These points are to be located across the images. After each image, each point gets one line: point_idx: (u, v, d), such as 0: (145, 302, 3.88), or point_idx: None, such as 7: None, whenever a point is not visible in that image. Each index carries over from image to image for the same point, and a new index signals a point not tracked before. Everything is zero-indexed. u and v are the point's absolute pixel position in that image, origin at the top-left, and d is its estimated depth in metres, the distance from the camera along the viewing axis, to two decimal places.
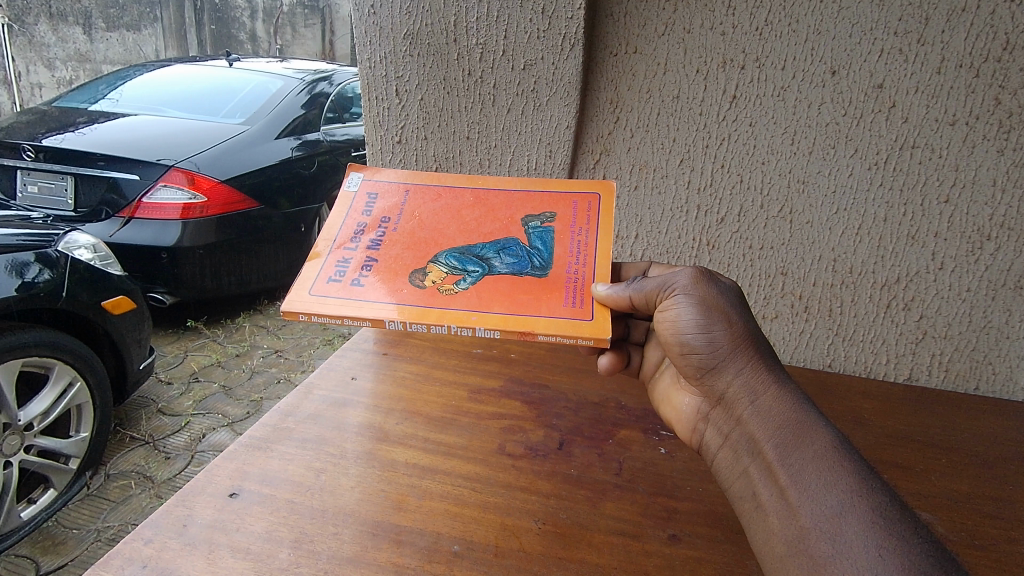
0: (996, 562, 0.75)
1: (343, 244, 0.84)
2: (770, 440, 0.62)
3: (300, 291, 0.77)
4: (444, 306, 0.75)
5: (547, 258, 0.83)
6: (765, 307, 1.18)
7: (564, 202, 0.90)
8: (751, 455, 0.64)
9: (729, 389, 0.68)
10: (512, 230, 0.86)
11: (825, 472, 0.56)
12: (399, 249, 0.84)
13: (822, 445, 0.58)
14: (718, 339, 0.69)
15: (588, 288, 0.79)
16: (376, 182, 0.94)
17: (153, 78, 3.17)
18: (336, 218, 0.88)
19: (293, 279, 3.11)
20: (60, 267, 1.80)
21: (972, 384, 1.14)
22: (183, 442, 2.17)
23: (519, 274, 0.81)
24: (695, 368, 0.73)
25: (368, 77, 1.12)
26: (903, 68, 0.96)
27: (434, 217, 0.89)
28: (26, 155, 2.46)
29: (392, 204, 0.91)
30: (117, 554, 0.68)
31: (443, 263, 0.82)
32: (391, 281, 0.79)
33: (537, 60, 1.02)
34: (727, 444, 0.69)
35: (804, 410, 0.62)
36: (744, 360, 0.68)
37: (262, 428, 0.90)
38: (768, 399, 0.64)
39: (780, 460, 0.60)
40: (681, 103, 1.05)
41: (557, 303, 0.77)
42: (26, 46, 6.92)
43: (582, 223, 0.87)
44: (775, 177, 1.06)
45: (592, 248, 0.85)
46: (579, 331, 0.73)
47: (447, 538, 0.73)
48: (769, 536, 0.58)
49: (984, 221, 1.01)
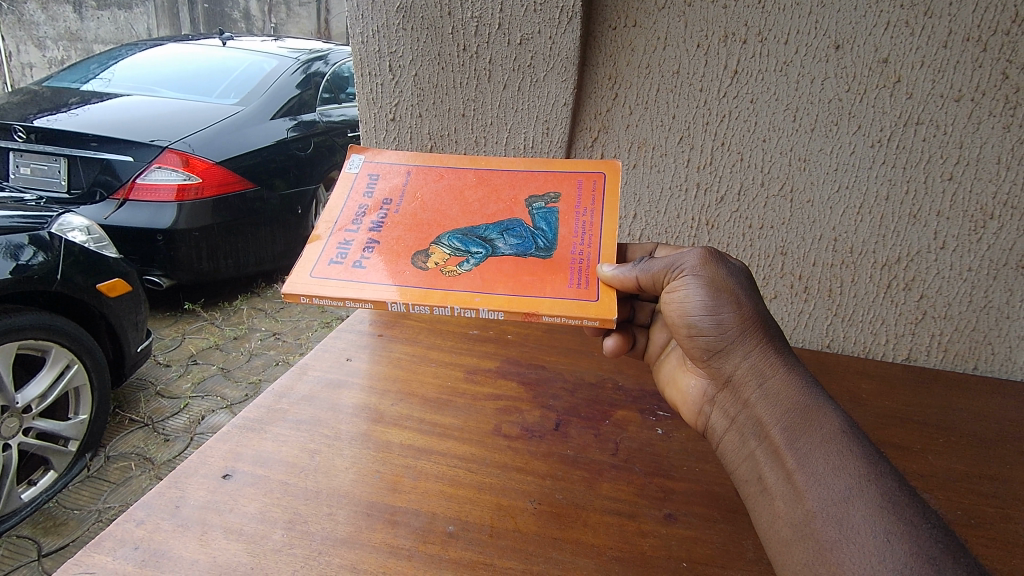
0: (994, 542, 0.75)
1: (344, 225, 0.83)
2: (779, 423, 0.61)
3: (301, 273, 0.75)
4: (446, 288, 0.74)
5: (552, 239, 0.82)
6: (764, 287, 1.17)
7: (569, 181, 0.88)
8: (758, 438, 0.64)
9: (736, 372, 0.68)
10: (515, 211, 0.85)
11: (833, 456, 0.55)
12: (401, 231, 0.82)
13: (831, 429, 0.57)
14: (726, 321, 0.69)
15: (593, 269, 0.78)
16: (377, 163, 0.92)
17: (144, 57, 3.12)
18: (336, 200, 0.87)
19: (291, 261, 3.10)
20: (55, 249, 1.78)
21: (971, 363, 1.13)
22: (182, 424, 2.17)
23: (523, 255, 0.79)
24: (702, 351, 0.72)
25: (360, 53, 1.09)
26: (909, 41, 0.93)
27: (436, 198, 0.87)
28: (18, 136, 2.44)
29: (393, 184, 0.89)
30: (109, 535, 0.68)
31: (445, 245, 0.80)
32: (393, 262, 0.78)
33: (533, 34, 0.99)
34: (734, 428, 0.68)
35: (813, 393, 0.62)
36: (752, 342, 0.67)
37: (256, 409, 0.89)
38: (777, 382, 0.64)
39: (787, 444, 0.59)
40: (681, 79, 1.02)
41: (562, 284, 0.75)
42: (15, 25, 7.12)
43: (587, 203, 0.86)
44: (776, 154, 1.04)
45: (598, 228, 0.83)
46: (583, 311, 0.72)
47: (442, 519, 0.73)
48: (775, 521, 0.58)
49: (988, 199, 1.00)
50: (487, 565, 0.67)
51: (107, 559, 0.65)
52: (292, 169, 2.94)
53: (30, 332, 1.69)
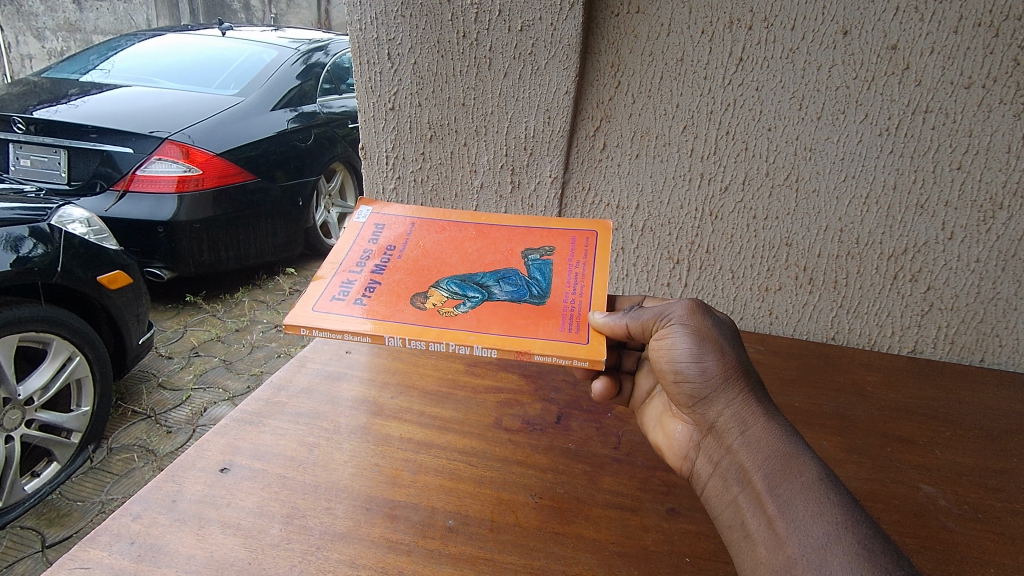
0: (1000, 536, 0.74)
1: (349, 267, 0.82)
2: (760, 469, 0.59)
3: (304, 306, 0.74)
4: (443, 326, 0.72)
5: (546, 287, 0.81)
6: (768, 279, 1.15)
7: (562, 236, 0.89)
8: (740, 485, 0.61)
9: (719, 419, 0.66)
10: (512, 262, 0.84)
11: (812, 504, 0.54)
12: (401, 275, 0.81)
13: (809, 477, 0.56)
14: (710, 369, 0.67)
15: (585, 316, 0.76)
16: (384, 214, 0.92)
17: (144, 48, 3.10)
18: (342, 245, 0.86)
19: (291, 252, 3.10)
20: (55, 242, 1.77)
21: (978, 356, 1.13)
22: (184, 416, 2.17)
23: (518, 301, 0.78)
24: (687, 398, 0.71)
25: (358, 40, 1.05)
26: (919, 27, 0.92)
27: (437, 246, 0.86)
28: (17, 127, 2.43)
29: (398, 233, 0.89)
30: (104, 530, 0.67)
31: (444, 288, 0.79)
32: (393, 303, 0.75)
33: (534, 21, 0.97)
34: (717, 473, 0.65)
35: (793, 441, 0.61)
36: (735, 391, 0.66)
37: (255, 402, 0.88)
38: (758, 430, 0.62)
39: (768, 491, 0.57)
40: (685, 67, 1.00)
41: (554, 328, 0.74)
42: (14, 16, 7.13)
43: (580, 256, 0.86)
44: (782, 143, 1.02)
45: (590, 279, 0.83)
46: (574, 352, 0.70)
47: (441, 513, 0.72)
48: (756, 567, 0.55)
49: (998, 189, 0.99)
50: (487, 560, 0.66)
51: (103, 554, 0.64)
52: (292, 160, 2.93)
53: (31, 324, 1.68)
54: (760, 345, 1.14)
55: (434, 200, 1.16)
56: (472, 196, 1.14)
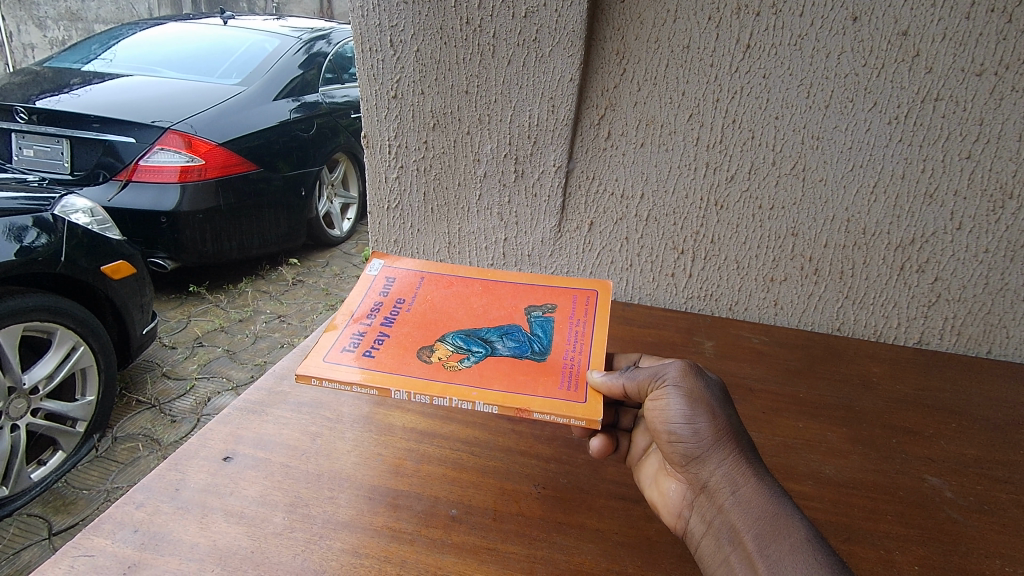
0: (1008, 527, 0.74)
1: (360, 319, 0.82)
2: (750, 530, 0.58)
3: (316, 356, 0.73)
4: (447, 380, 0.71)
5: (547, 344, 0.80)
6: (773, 269, 1.13)
7: (564, 296, 0.90)
8: (732, 544, 0.60)
9: (711, 478, 0.63)
10: (515, 318, 0.85)
11: (801, 566, 0.54)
12: (409, 328, 0.81)
13: (798, 538, 0.55)
14: (702, 431, 0.64)
15: (584, 374, 0.74)
16: (395, 268, 0.94)
17: (145, 36, 3.08)
18: (354, 297, 0.87)
19: (293, 242, 3.10)
20: (59, 231, 1.76)
21: (985, 347, 1.12)
22: (189, 405, 2.18)
23: (519, 357, 0.77)
24: (680, 457, 0.67)
25: (361, 27, 1.04)
26: (929, 13, 0.90)
27: (445, 301, 0.87)
28: (18, 116, 2.41)
29: (407, 287, 0.90)
30: (108, 518, 0.67)
31: (450, 343, 0.78)
32: (400, 356, 0.75)
33: (538, 7, 0.96)
34: (709, 533, 0.63)
35: (782, 501, 0.59)
36: (726, 450, 0.63)
37: (257, 392, 0.88)
38: (749, 491, 0.60)
39: (758, 552, 0.56)
40: (692, 54, 0.99)
41: (553, 385, 0.72)
42: (16, 5, 7.17)
43: (581, 315, 0.86)
44: (789, 132, 1.01)
45: (589, 338, 0.82)
46: (571, 410, 0.68)
47: (445, 503, 0.72)
48: None
49: (1007, 178, 0.98)
50: (490, 550, 0.66)
51: (106, 542, 0.64)
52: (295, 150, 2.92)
53: (36, 314, 1.68)
54: (764, 337, 1.14)
55: (437, 189, 1.15)
56: (475, 185, 1.13)
